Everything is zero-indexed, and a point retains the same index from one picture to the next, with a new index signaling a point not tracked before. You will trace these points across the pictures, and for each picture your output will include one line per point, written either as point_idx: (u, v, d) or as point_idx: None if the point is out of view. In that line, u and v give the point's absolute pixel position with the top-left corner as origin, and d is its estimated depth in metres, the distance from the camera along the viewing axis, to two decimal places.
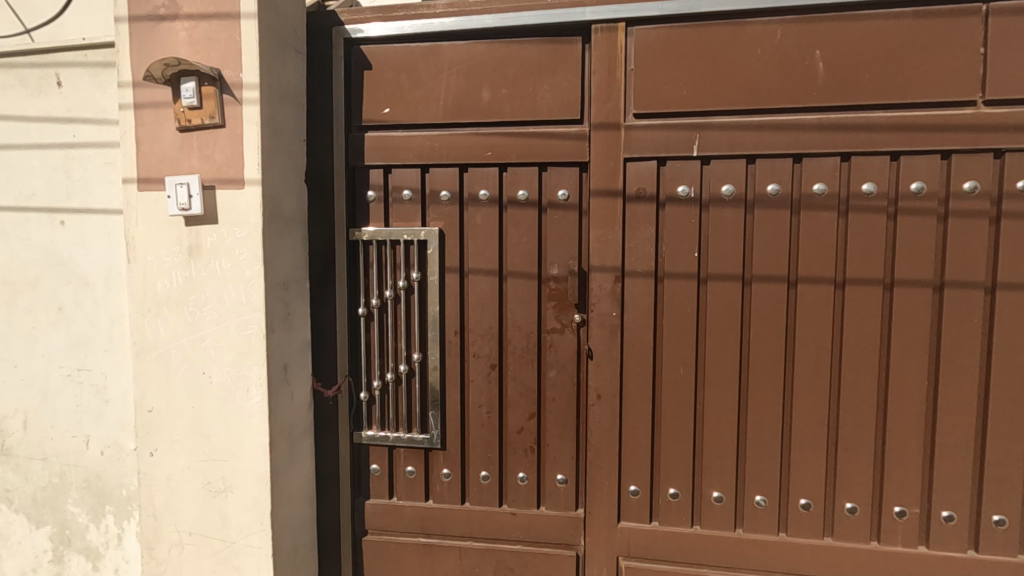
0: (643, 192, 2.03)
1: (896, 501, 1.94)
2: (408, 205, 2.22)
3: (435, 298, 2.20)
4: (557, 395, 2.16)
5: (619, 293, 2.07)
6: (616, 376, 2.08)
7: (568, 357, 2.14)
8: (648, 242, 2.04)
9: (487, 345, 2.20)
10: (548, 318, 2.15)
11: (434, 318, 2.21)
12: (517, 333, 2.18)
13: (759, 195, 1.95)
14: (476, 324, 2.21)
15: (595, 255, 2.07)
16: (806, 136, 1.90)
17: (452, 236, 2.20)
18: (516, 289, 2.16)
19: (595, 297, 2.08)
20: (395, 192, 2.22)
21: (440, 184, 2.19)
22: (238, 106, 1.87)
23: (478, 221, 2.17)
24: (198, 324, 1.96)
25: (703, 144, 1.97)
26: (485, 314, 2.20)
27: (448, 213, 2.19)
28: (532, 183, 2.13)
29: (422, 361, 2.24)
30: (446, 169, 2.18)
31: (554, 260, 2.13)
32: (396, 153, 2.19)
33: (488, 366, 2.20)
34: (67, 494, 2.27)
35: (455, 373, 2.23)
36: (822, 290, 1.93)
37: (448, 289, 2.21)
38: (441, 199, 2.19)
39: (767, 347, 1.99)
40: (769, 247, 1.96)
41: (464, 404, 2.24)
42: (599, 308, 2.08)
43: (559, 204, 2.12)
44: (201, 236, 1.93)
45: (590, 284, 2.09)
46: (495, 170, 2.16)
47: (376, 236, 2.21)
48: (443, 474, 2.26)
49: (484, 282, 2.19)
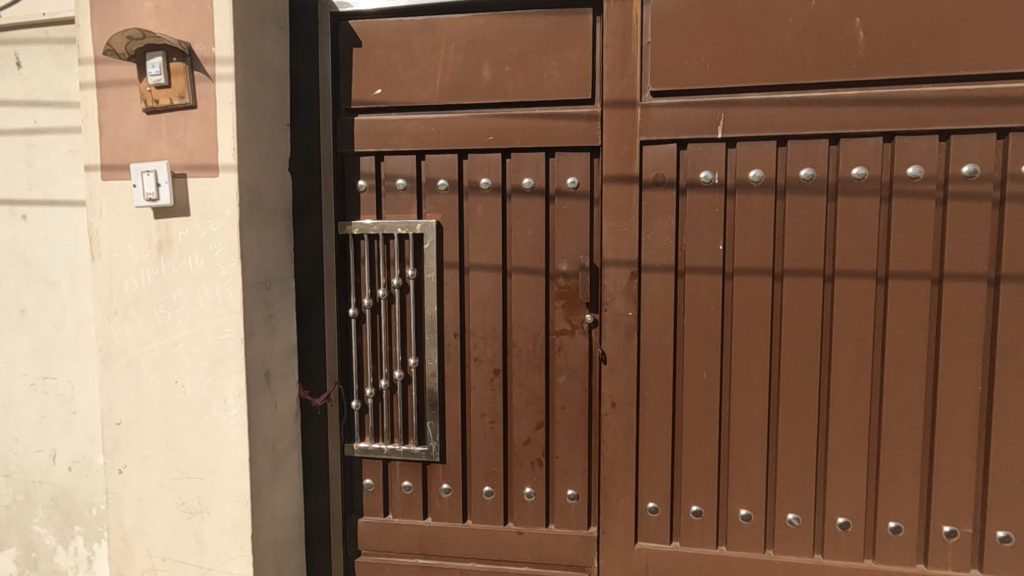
0: (661, 178, 1.83)
1: (945, 521, 1.74)
2: (402, 195, 2.02)
3: (432, 298, 2.01)
4: (566, 403, 1.97)
5: (635, 291, 1.87)
6: (632, 382, 1.89)
7: (579, 361, 1.95)
8: (666, 233, 1.84)
9: (489, 349, 2.01)
10: (556, 319, 1.96)
11: (431, 319, 2.02)
12: (522, 336, 1.99)
13: (790, 180, 1.75)
14: (477, 326, 2.01)
15: (609, 249, 1.88)
16: (844, 114, 1.70)
17: (450, 230, 2.01)
18: (522, 287, 1.97)
19: (608, 296, 1.89)
20: (388, 181, 2.02)
21: (437, 172, 2.00)
22: (211, 83, 1.68)
23: (479, 213, 1.98)
24: (169, 328, 1.77)
25: (728, 124, 1.77)
26: (488, 315, 2.00)
27: (446, 204, 2.00)
28: (538, 169, 1.94)
29: (418, 366, 2.05)
30: (444, 156, 1.99)
31: (563, 255, 1.94)
32: (388, 138, 2.00)
33: (491, 371, 2.01)
34: (33, 513, 2.08)
35: (455, 378, 2.04)
36: (862, 286, 1.74)
37: (447, 287, 2.02)
38: (439, 188, 2.00)
39: (800, 350, 1.79)
40: (802, 238, 1.76)
41: (465, 414, 2.05)
42: (613, 308, 1.89)
43: (568, 192, 1.92)
44: (171, 229, 1.73)
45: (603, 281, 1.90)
46: (498, 157, 1.96)
47: (368, 229, 2.02)
48: (442, 490, 2.07)
49: (485, 280, 2.00)
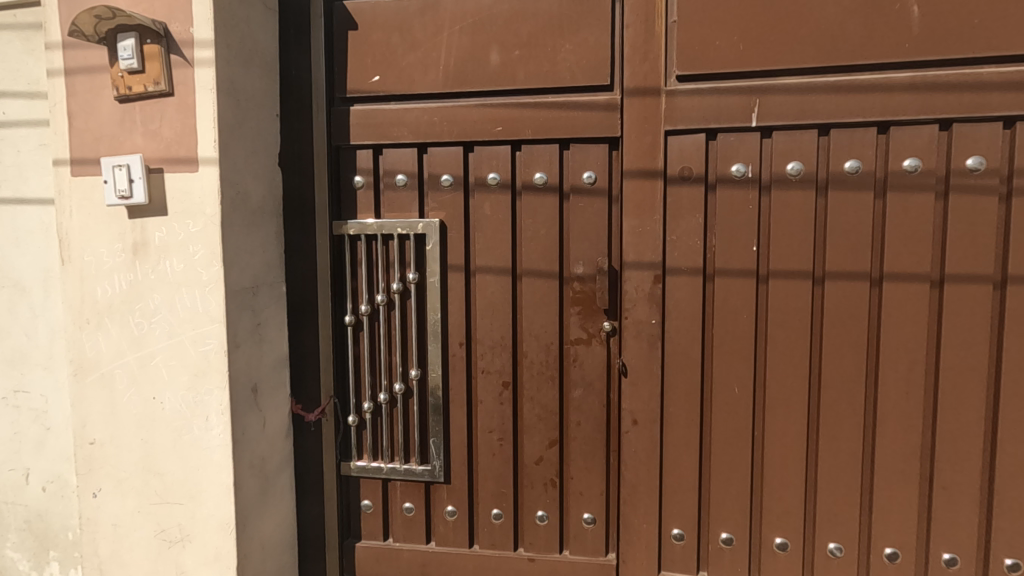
0: (687, 172, 1.66)
1: (1008, 553, 1.56)
2: (402, 191, 1.85)
3: (436, 304, 1.84)
4: (582, 419, 1.80)
5: (659, 297, 1.70)
6: (656, 397, 1.72)
7: (596, 373, 1.78)
8: (694, 233, 1.67)
9: (498, 360, 1.84)
10: (571, 327, 1.79)
11: (434, 327, 1.85)
12: (533, 345, 1.82)
13: (833, 174, 1.58)
14: (484, 334, 1.85)
15: (629, 251, 1.71)
16: (895, 99, 1.52)
17: (455, 230, 1.84)
18: (533, 293, 1.80)
19: (628, 302, 1.72)
20: (388, 176, 1.86)
21: (440, 167, 1.83)
22: (189, 68, 1.51)
23: (486, 211, 1.81)
24: (146, 338, 1.60)
25: (763, 112, 1.59)
26: (497, 323, 1.83)
27: (451, 201, 1.83)
28: (551, 163, 1.77)
29: (421, 378, 1.88)
30: (448, 149, 1.82)
31: (578, 257, 1.76)
32: (387, 130, 1.83)
33: (500, 384, 1.84)
34: (5, 537, 1.93)
35: (460, 392, 1.87)
36: (914, 291, 1.56)
37: (452, 293, 1.85)
38: (442, 184, 1.83)
39: (844, 363, 1.61)
40: (846, 238, 1.58)
41: (471, 430, 1.89)
42: (634, 315, 1.72)
43: (584, 188, 1.75)
44: (147, 230, 1.57)
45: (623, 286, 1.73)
46: (507, 150, 1.79)
47: (366, 229, 1.85)
48: (447, 512, 1.90)
49: (494, 285, 1.83)
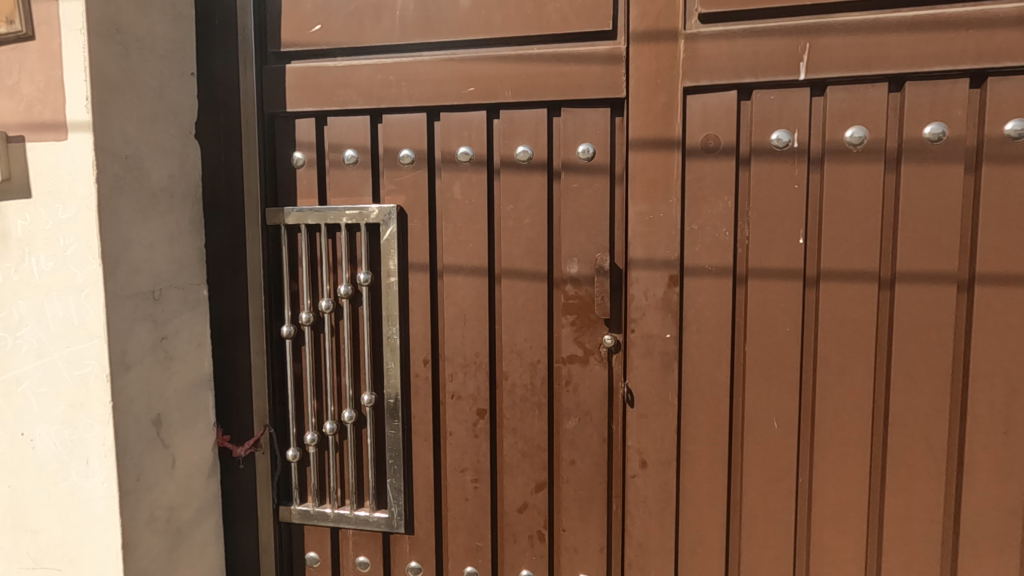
0: (713, 142, 1.27)
1: None
2: (352, 171, 1.48)
3: (393, 312, 1.47)
4: (576, 458, 1.43)
5: (675, 304, 1.31)
6: (670, 433, 1.34)
7: (595, 401, 1.41)
8: (721, 221, 1.28)
9: (471, 382, 1.47)
10: (564, 342, 1.41)
11: (392, 341, 1.48)
12: (515, 364, 1.44)
13: (909, 142, 1.19)
14: (453, 351, 1.47)
15: (636, 244, 1.33)
16: (996, 39, 1.13)
17: (418, 218, 1.46)
18: (514, 299, 1.43)
19: (636, 310, 1.34)
20: (334, 152, 1.48)
21: (398, 139, 1.45)
22: (53, 4, 1.17)
23: (456, 195, 1.44)
24: (10, 359, 1.24)
25: (814, 60, 1.21)
26: (470, 336, 1.46)
27: (412, 183, 1.45)
28: (537, 132, 1.39)
29: (376, 404, 1.51)
30: (407, 117, 1.44)
31: (571, 254, 1.38)
32: (331, 92, 1.45)
33: (475, 412, 1.47)
34: None
35: (425, 421, 1.50)
36: (1018, 297, 1.17)
37: (413, 298, 1.48)
38: (401, 161, 1.45)
39: (920, 391, 1.23)
40: (924, 227, 1.20)
41: (438, 469, 1.52)
42: (643, 327, 1.34)
43: (579, 164, 1.37)
44: (6, 218, 1.22)
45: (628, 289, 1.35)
46: (481, 117, 1.41)
47: (306, 218, 1.48)
48: (409, 570, 1.53)
49: (466, 288, 1.45)
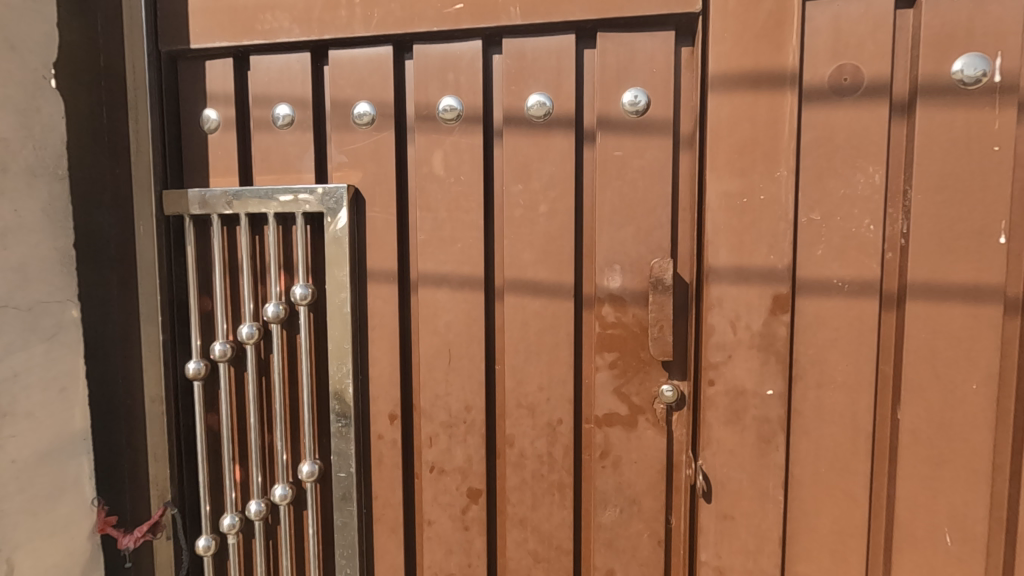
0: (848, 78, 0.76)
1: None
2: (285, 136, 1.00)
3: (343, 345, 0.99)
4: (616, 568, 0.94)
5: (783, 343, 0.80)
6: (771, 547, 0.83)
7: (646, 483, 0.93)
8: (862, 207, 0.77)
9: (459, 450, 0.99)
10: (599, 394, 0.93)
11: (340, 388, 0.99)
12: (524, 425, 0.96)
13: None
14: (433, 402, 0.99)
15: (717, 241, 0.81)
16: None
17: (380, 205, 0.98)
18: (523, 327, 0.95)
19: (720, 348, 0.82)
20: (261, 107, 1.01)
21: (351, 88, 0.98)
22: None
23: (436, 168, 0.96)
24: None
25: None
26: (457, 381, 0.98)
27: (371, 153, 0.98)
28: (560, 73, 0.91)
29: (321, 478, 1.04)
30: (364, 52, 0.97)
31: (610, 259, 0.91)
32: (252, 17, 0.98)
33: (465, 493, 0.99)
34: None
35: (391, 504, 1.02)
36: None
37: (375, 323, 1.00)
38: (354, 120, 0.98)
39: None
40: None
41: (412, 571, 1.04)
42: (731, 378, 0.81)
43: (623, 121, 0.90)
44: None
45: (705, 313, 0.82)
46: (475, 49, 0.94)
47: (216, 204, 1.00)
48: None
49: (451, 309, 0.97)
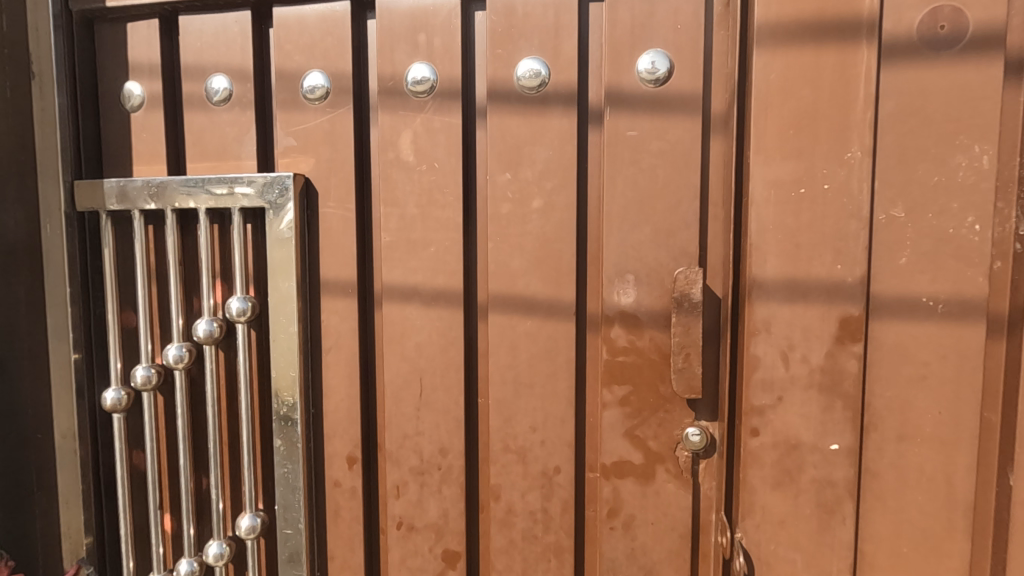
0: (946, 27, 0.56)
1: None
2: (221, 115, 0.82)
3: (289, 372, 0.79)
4: None
5: (851, 383, 0.60)
6: None
7: (666, 551, 0.74)
8: (964, 201, 0.57)
9: (433, 504, 0.80)
10: (607, 438, 0.74)
11: (287, 426, 0.80)
12: (513, 474, 0.77)
13: None
14: (400, 444, 0.80)
15: (767, 246, 0.61)
16: None
17: (336, 200, 0.79)
18: (511, 352, 0.76)
19: (767, 387, 0.62)
20: (193, 80, 0.83)
21: (300, 54, 0.79)
22: None
23: (404, 153, 0.77)
24: None
25: None
26: (430, 418, 0.79)
27: (325, 135, 0.79)
28: (558, 32, 0.72)
29: (266, 533, 0.85)
30: (315, 10, 0.78)
31: (622, 268, 0.72)
32: None
33: (440, 557, 0.80)
34: None
35: (351, 566, 0.83)
36: None
37: (329, 345, 0.81)
38: (304, 95, 0.79)
39: None
40: None
41: None
42: (785, 428, 0.62)
43: (638, 92, 0.70)
44: None
45: (747, 341, 0.63)
46: (452, 3, 0.75)
47: (138, 198, 0.82)
48: None
49: (423, 328, 0.78)
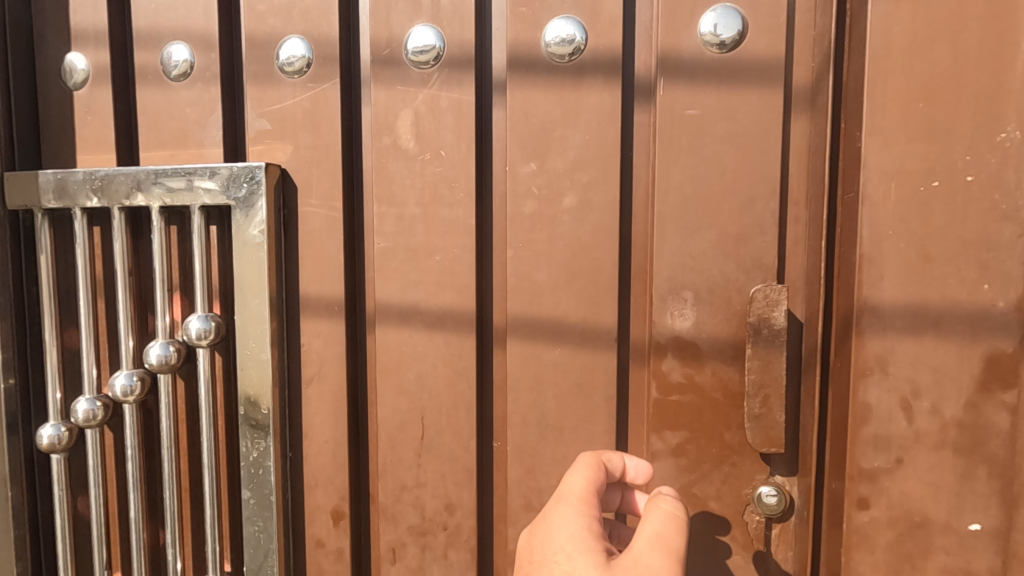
0: None
1: None
2: (180, 93, 0.67)
3: (260, 409, 0.64)
4: None
5: (1000, 443, 0.45)
6: None
7: None
8: None
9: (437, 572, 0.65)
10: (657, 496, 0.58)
11: (257, 476, 0.65)
12: None
13: None
14: (397, 497, 0.65)
15: (885, 260, 0.47)
16: None
17: (319, 196, 0.64)
18: (536, 387, 0.61)
19: (881, 446, 0.48)
20: (147, 50, 0.68)
21: (275, 17, 0.64)
22: None
23: (403, 139, 0.62)
24: None
25: None
26: (434, 467, 0.64)
27: (305, 116, 0.64)
28: None
29: None
30: None
31: (679, 284, 0.57)
32: None
33: None
34: None
35: None
36: None
37: (311, 375, 0.66)
38: (281, 67, 0.64)
39: None
40: None
41: None
42: (905, 499, 0.47)
43: (700, 59, 0.55)
44: None
45: (854, 386, 0.48)
46: None
47: (80, 193, 0.67)
48: None
49: (425, 355, 0.63)
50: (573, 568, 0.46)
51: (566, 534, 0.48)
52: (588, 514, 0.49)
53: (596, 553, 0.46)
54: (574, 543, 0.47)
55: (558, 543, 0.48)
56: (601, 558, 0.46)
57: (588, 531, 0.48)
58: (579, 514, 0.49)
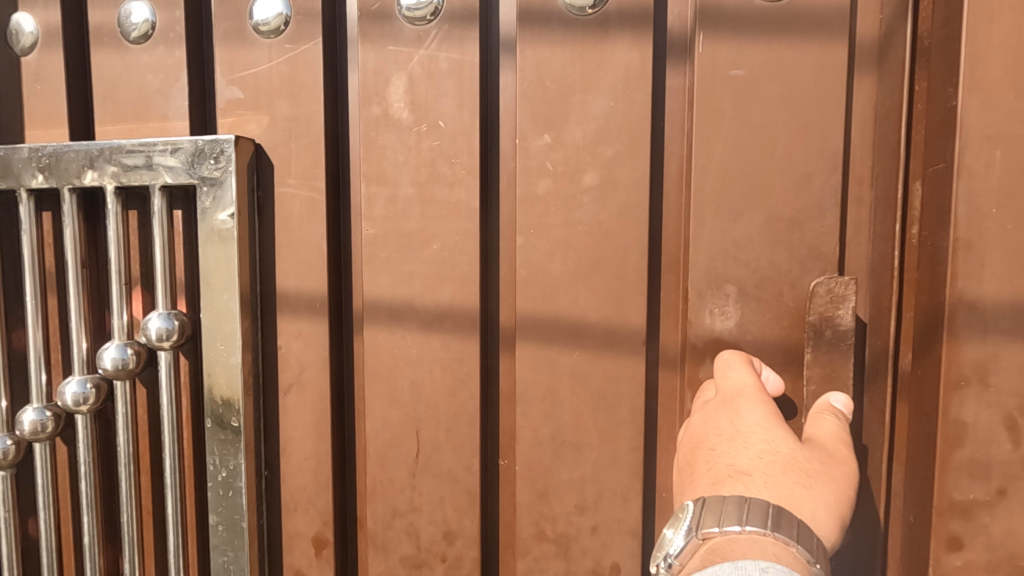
0: None
1: None
2: (141, 58, 0.58)
3: (228, 422, 0.55)
4: None
5: None
6: None
7: None
8: None
9: None
10: None
11: (224, 499, 0.56)
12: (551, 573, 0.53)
13: None
14: (388, 524, 0.56)
15: (988, 246, 0.39)
16: None
17: (299, 175, 0.56)
18: (549, 397, 0.52)
19: (978, 474, 0.40)
20: (103, 9, 0.59)
21: None
22: None
23: (396, 108, 0.53)
24: None
25: None
26: (431, 489, 0.55)
27: (282, 83, 0.55)
28: None
29: None
30: None
31: (719, 277, 0.48)
32: None
33: None
34: None
35: None
36: None
37: (290, 383, 0.57)
38: (254, 26, 0.56)
39: None
40: None
41: None
42: (1007, 541, 0.39)
43: (749, 9, 0.46)
44: None
45: (945, 401, 0.40)
46: None
47: (26, 173, 0.58)
48: None
49: (420, 359, 0.54)
50: (759, 492, 0.40)
51: (750, 456, 0.42)
52: (770, 412, 0.43)
53: (788, 473, 0.41)
54: (762, 466, 0.41)
55: (742, 464, 0.42)
56: (794, 478, 0.41)
57: (787, 446, 0.42)
58: (774, 421, 0.43)
